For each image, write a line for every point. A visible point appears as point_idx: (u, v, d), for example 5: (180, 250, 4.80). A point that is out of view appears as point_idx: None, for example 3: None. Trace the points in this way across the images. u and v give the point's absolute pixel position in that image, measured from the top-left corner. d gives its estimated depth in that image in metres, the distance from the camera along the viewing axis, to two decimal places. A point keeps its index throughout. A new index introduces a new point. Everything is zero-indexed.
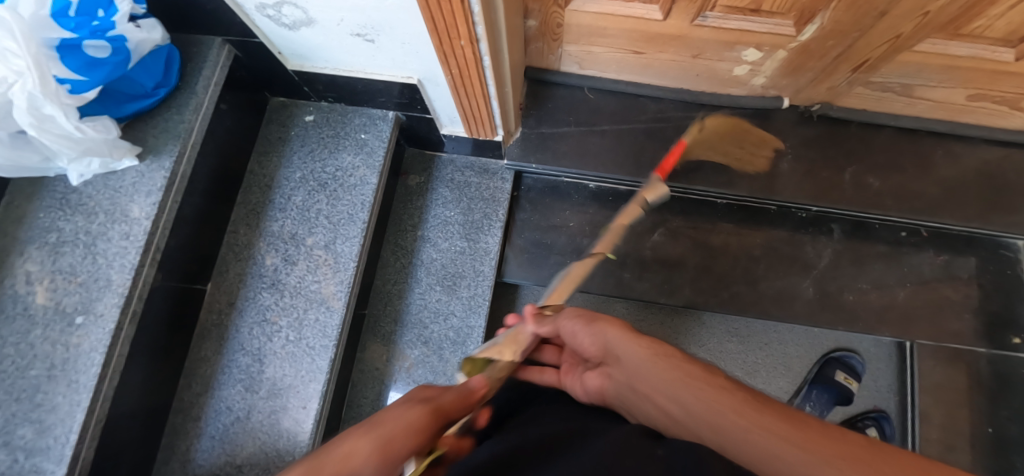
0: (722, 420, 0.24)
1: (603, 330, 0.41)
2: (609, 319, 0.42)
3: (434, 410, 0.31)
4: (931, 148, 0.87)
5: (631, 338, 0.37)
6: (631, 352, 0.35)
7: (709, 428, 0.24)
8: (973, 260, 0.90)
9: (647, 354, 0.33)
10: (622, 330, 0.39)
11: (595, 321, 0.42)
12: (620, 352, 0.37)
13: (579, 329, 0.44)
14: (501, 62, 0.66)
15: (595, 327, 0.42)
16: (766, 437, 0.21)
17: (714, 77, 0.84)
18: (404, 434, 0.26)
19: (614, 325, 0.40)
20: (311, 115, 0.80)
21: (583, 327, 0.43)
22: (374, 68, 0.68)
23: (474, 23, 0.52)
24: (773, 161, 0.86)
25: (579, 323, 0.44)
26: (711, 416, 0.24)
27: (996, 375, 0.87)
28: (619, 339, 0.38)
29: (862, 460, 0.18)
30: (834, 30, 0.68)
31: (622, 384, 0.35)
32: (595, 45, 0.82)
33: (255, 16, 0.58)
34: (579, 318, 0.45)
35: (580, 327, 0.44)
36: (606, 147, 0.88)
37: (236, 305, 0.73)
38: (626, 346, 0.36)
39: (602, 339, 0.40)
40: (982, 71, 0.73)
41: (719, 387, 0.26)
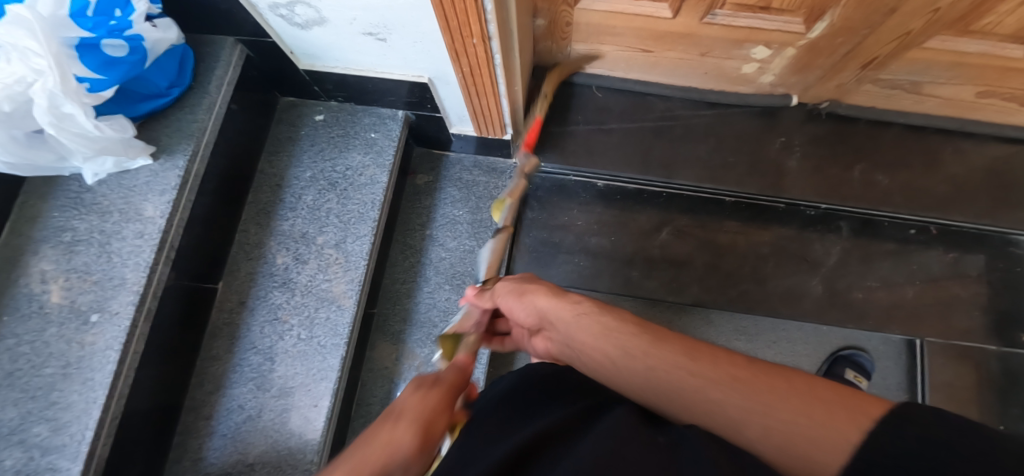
0: (678, 388, 0.31)
1: (539, 304, 0.47)
2: (537, 288, 0.49)
3: (448, 389, 0.35)
4: (940, 145, 0.87)
5: (566, 309, 0.44)
6: (574, 324, 0.42)
7: (667, 397, 0.32)
8: (983, 257, 0.90)
9: (592, 328, 0.40)
10: (551, 300, 0.46)
11: (527, 294, 0.49)
12: (561, 323, 0.44)
13: (513, 300, 0.50)
14: (512, 60, 0.66)
15: (526, 298, 0.49)
16: (706, 392, 0.30)
17: (722, 75, 0.85)
18: (433, 419, 0.31)
19: (543, 297, 0.47)
20: (321, 114, 0.80)
21: (517, 302, 0.50)
22: (385, 67, 0.68)
23: (486, 20, 0.52)
24: (781, 159, 0.86)
25: (512, 298, 0.50)
26: (662, 384, 0.32)
27: (1008, 373, 0.87)
28: (555, 310, 0.45)
29: (766, 388, 0.28)
30: (844, 27, 0.68)
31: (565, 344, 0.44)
32: (603, 44, 0.82)
33: (268, 16, 0.58)
34: (511, 290, 0.51)
35: (514, 301, 0.50)
36: (613, 146, 0.89)
37: (247, 304, 0.73)
38: (563, 315, 0.44)
39: (537, 310, 0.47)
40: (991, 68, 0.73)
41: (658, 355, 0.34)
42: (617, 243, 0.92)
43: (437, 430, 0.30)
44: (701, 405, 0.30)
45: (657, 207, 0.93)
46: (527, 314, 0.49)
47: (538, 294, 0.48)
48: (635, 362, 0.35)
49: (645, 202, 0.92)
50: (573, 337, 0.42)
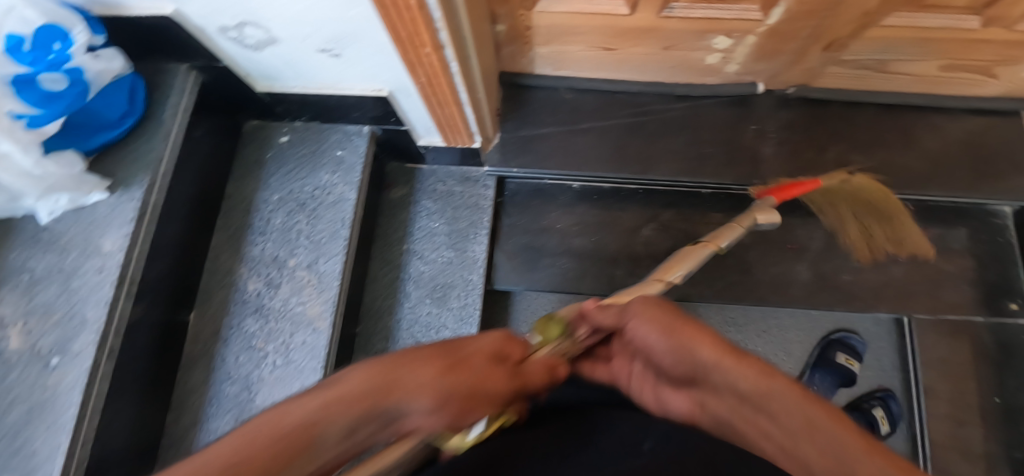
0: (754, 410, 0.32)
1: (692, 347, 0.37)
2: (679, 325, 0.40)
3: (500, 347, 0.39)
4: (913, 121, 0.86)
5: (731, 359, 0.34)
6: (731, 377, 0.34)
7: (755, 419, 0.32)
8: (964, 230, 0.90)
9: (753, 383, 0.32)
10: (717, 352, 0.35)
11: (676, 334, 0.39)
12: (715, 374, 0.35)
13: (657, 338, 0.42)
14: (472, 69, 0.66)
15: (671, 334, 0.40)
16: (780, 426, 0.29)
17: (689, 68, 0.83)
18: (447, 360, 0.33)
19: (703, 341, 0.37)
20: (287, 135, 0.78)
21: (659, 336, 0.41)
22: (344, 84, 0.67)
23: (436, 29, 0.52)
24: (756, 146, 0.84)
25: (654, 331, 0.42)
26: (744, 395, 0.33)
27: (1000, 344, 0.86)
28: (714, 359, 0.36)
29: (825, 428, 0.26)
30: (802, 11, 0.67)
31: (725, 397, 0.36)
32: (567, 44, 0.81)
33: (219, 40, 0.58)
34: (650, 318, 0.43)
35: (649, 331, 0.42)
36: (588, 146, 0.87)
37: (221, 334, 0.71)
38: (728, 368, 0.34)
39: (691, 357, 0.38)
40: (953, 41, 0.73)
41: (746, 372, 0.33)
42: (600, 243, 0.92)
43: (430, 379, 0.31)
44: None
45: (637, 203, 0.93)
46: (669, 355, 0.41)
47: (689, 330, 0.39)
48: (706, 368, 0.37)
49: (623, 199, 0.93)
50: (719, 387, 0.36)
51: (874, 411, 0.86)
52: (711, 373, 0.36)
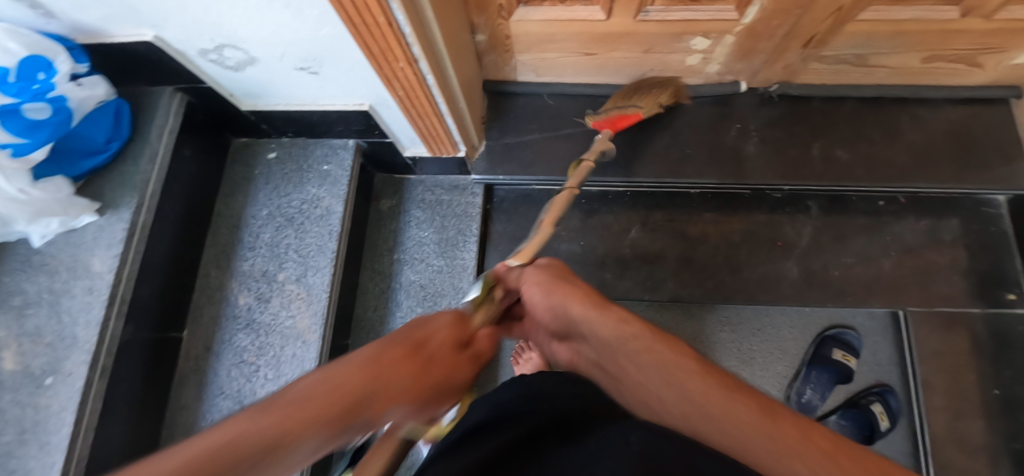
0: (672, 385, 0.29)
1: (590, 326, 0.40)
2: (567, 291, 0.47)
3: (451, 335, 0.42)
4: (896, 114, 0.86)
5: (599, 318, 0.41)
6: (603, 331, 0.39)
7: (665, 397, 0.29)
8: (955, 221, 0.89)
9: (623, 336, 0.36)
10: (583, 310, 0.43)
11: (554, 296, 0.47)
12: (586, 327, 0.42)
13: (541, 297, 0.50)
14: (449, 80, 0.67)
15: (550, 294, 0.48)
16: (704, 400, 0.27)
17: (669, 69, 0.84)
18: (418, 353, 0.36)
19: (576, 304, 0.44)
20: (274, 151, 0.79)
21: (541, 299, 0.49)
22: (325, 99, 0.68)
23: (408, 43, 0.53)
24: (739, 145, 0.85)
25: (539, 293, 0.49)
26: (659, 377, 0.31)
27: (997, 335, 0.85)
28: (578, 312, 0.43)
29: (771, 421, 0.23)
30: (775, 9, 0.68)
31: (596, 357, 0.40)
32: (547, 52, 0.81)
33: (200, 62, 0.60)
34: (539, 283, 0.51)
35: (539, 295, 0.50)
36: (572, 151, 0.88)
37: (213, 349, 0.72)
38: (596, 323, 0.40)
39: (565, 313, 0.46)
40: (931, 33, 0.73)
41: (676, 360, 0.31)
42: (588, 246, 0.92)
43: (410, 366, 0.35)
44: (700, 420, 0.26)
45: (623, 206, 0.93)
46: (553, 316, 0.48)
47: (572, 299, 0.45)
48: (631, 353, 0.34)
49: (611, 202, 0.93)
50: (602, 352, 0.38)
51: (873, 407, 0.86)
52: (608, 345, 0.38)
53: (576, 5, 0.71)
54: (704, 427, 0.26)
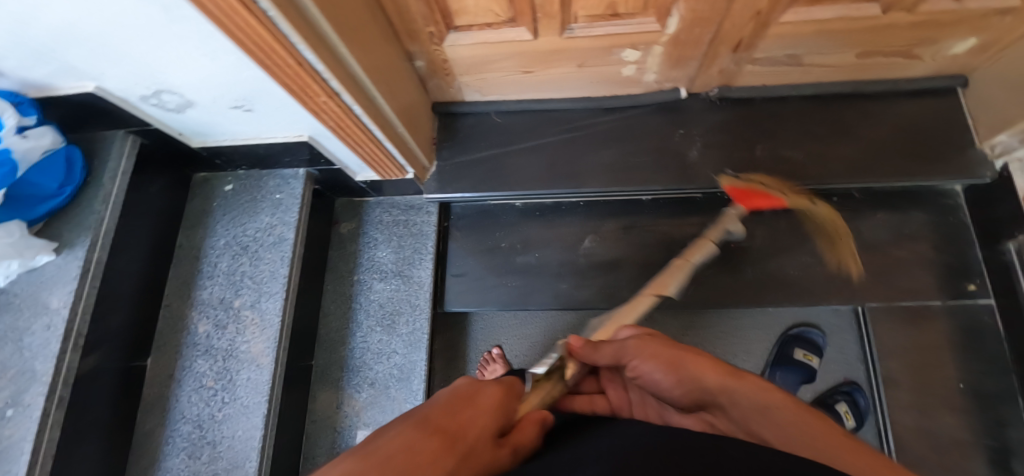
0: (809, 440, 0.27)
1: (698, 378, 0.38)
2: (695, 358, 0.39)
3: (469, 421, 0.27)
4: (840, 110, 0.86)
5: (738, 382, 0.34)
6: (733, 396, 0.34)
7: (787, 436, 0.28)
8: (913, 213, 0.88)
9: (758, 400, 0.32)
10: (720, 377, 0.36)
11: (682, 364, 0.39)
12: (715, 395, 0.36)
13: (654, 368, 0.42)
14: (382, 109, 0.71)
15: (680, 365, 0.40)
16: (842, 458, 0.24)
17: (609, 81, 0.85)
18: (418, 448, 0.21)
19: (709, 369, 0.37)
20: (230, 184, 0.83)
21: (666, 375, 0.41)
22: (267, 133, 0.71)
23: (324, 79, 0.58)
24: (682, 150, 0.86)
25: (661, 367, 0.41)
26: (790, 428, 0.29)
27: (961, 328, 0.83)
28: (718, 384, 0.36)
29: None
30: (694, 18, 0.69)
31: (735, 430, 0.34)
32: (486, 73, 0.83)
33: (143, 107, 0.64)
34: (654, 352, 0.43)
35: (659, 371, 0.41)
36: (521, 166, 0.88)
37: (174, 376, 0.76)
38: (727, 388, 0.35)
39: (698, 385, 0.37)
40: (858, 30, 0.73)
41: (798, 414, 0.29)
42: (544, 258, 0.93)
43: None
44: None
45: (577, 216, 0.94)
46: (672, 387, 0.40)
47: (691, 358, 0.39)
48: (756, 406, 0.32)
49: (564, 213, 0.95)
50: (736, 424, 0.34)
51: (838, 406, 0.86)
52: (725, 400, 0.35)
53: (503, 28, 0.73)
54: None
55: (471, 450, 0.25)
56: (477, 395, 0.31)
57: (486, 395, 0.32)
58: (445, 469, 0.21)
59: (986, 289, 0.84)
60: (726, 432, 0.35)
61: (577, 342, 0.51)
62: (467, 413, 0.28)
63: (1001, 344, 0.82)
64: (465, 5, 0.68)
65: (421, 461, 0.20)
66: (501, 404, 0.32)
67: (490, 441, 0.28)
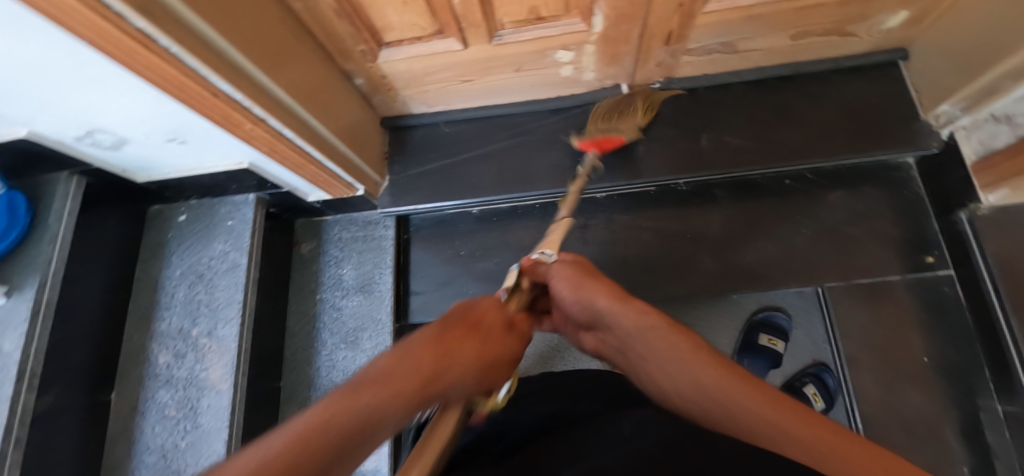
0: (685, 367, 0.40)
1: (594, 301, 0.50)
2: (594, 283, 0.52)
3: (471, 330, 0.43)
4: (783, 93, 0.87)
5: (625, 309, 0.48)
6: (629, 324, 0.47)
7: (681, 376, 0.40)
8: (866, 190, 0.88)
9: (646, 327, 0.45)
10: (610, 303, 0.49)
11: (583, 290, 0.52)
12: (608, 317, 0.49)
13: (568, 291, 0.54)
14: (317, 130, 0.72)
15: (582, 290, 0.52)
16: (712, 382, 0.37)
17: (549, 83, 0.85)
18: (445, 339, 0.40)
19: (604, 296, 0.50)
20: (184, 214, 0.85)
21: (570, 293, 0.53)
22: (209, 162, 0.73)
23: (245, 107, 0.59)
24: (628, 145, 0.86)
25: (568, 288, 0.54)
26: (676, 362, 0.41)
27: (922, 301, 0.84)
28: (607, 307, 0.49)
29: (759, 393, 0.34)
30: (619, 15, 0.70)
31: (619, 341, 0.49)
32: (427, 85, 0.84)
33: (81, 148, 0.65)
34: (568, 279, 0.54)
35: (568, 292, 0.54)
36: (471, 174, 0.89)
37: (138, 408, 0.77)
38: (622, 316, 0.48)
39: (591, 305, 0.51)
40: (785, 14, 0.73)
41: (678, 344, 0.42)
42: (503, 263, 0.94)
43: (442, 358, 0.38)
44: (714, 408, 0.35)
45: (534, 218, 0.95)
46: (582, 309, 0.53)
47: (592, 286, 0.51)
48: (652, 340, 0.44)
49: (521, 216, 0.95)
50: (625, 338, 0.47)
51: (807, 389, 0.87)
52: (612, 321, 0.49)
53: (433, 40, 0.73)
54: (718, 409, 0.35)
55: (483, 344, 0.43)
56: (486, 310, 0.46)
57: (484, 310, 0.46)
58: (460, 352, 0.40)
59: (945, 261, 0.84)
60: (614, 343, 0.50)
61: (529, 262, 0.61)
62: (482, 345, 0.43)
63: (963, 314, 0.82)
64: (390, 21, 0.69)
65: (434, 350, 0.38)
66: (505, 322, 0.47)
67: (497, 330, 0.45)
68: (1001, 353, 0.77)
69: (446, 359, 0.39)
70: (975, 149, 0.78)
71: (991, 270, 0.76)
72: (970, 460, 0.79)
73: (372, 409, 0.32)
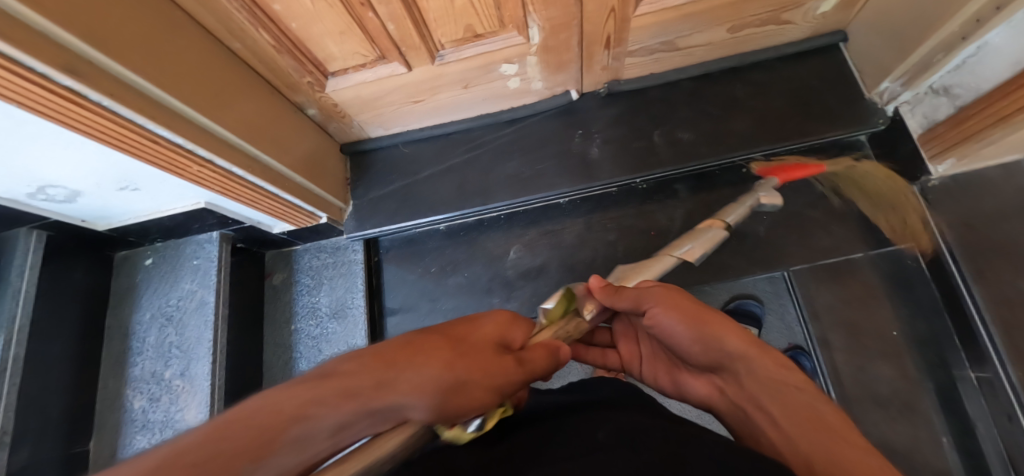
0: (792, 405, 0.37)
1: (719, 337, 0.43)
2: (718, 320, 0.44)
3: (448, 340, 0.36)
4: (730, 84, 0.88)
5: (742, 338, 0.43)
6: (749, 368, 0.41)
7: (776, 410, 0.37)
8: (822, 172, 0.90)
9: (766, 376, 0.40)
10: (742, 344, 0.42)
11: (705, 328, 0.44)
12: (731, 359, 0.42)
13: (682, 332, 0.46)
14: (270, 164, 0.73)
15: (705, 328, 0.44)
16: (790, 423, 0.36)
17: (499, 96, 0.87)
18: (410, 345, 0.33)
19: (733, 335, 0.42)
20: (151, 257, 0.85)
21: (688, 330, 0.45)
22: (167, 205, 0.74)
23: (189, 150, 0.60)
24: (583, 149, 0.88)
25: (682, 325, 0.46)
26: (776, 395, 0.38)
27: (886, 276, 0.86)
28: (732, 347, 0.42)
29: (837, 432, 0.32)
30: (554, 25, 0.71)
31: (736, 386, 0.43)
32: (379, 109, 0.85)
33: (36, 204, 0.66)
34: (678, 317, 0.46)
35: (679, 329, 0.46)
36: (432, 191, 0.90)
37: (116, 456, 0.77)
38: (742, 356, 0.42)
39: (716, 347, 0.43)
40: (718, 8, 0.75)
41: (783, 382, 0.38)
42: (473, 276, 0.94)
43: (393, 357, 0.31)
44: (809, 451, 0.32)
45: (500, 229, 0.96)
46: (703, 353, 0.45)
47: (716, 320, 0.44)
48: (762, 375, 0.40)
49: (487, 228, 0.96)
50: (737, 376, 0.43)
51: None
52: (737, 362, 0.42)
53: (377, 65, 0.75)
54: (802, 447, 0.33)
55: (457, 351, 0.35)
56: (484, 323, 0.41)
57: (483, 324, 0.41)
58: (420, 360, 0.32)
59: (905, 234, 0.86)
60: (735, 391, 0.43)
61: (597, 285, 0.55)
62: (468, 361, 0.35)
63: (929, 287, 0.83)
64: (331, 51, 0.71)
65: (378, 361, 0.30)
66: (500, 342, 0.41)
67: (487, 342, 0.39)
68: (966, 321, 0.78)
69: (411, 369, 0.31)
70: (919, 122, 0.80)
71: (947, 239, 0.78)
72: (948, 428, 0.80)
73: (309, 413, 0.25)
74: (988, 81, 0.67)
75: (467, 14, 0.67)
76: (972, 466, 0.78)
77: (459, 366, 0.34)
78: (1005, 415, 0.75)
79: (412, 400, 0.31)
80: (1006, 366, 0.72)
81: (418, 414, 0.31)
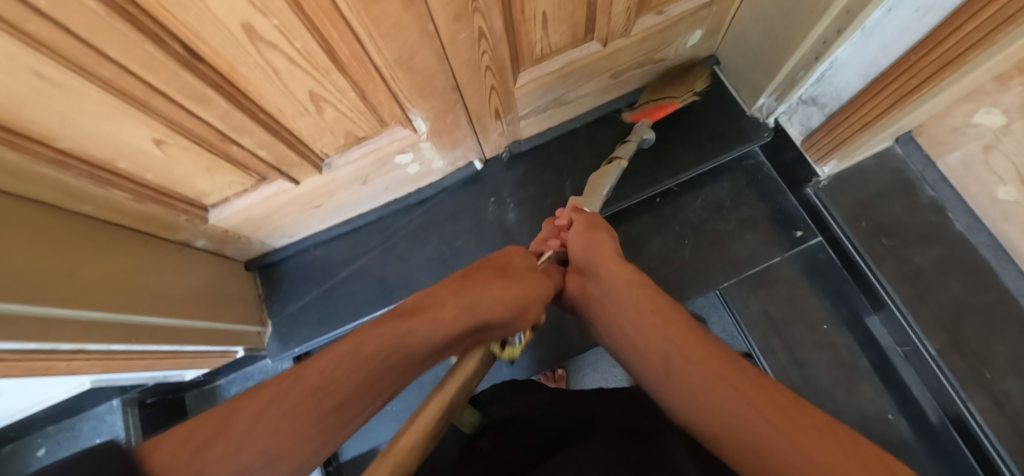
0: (728, 404, 0.33)
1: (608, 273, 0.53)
2: (606, 241, 0.58)
3: (496, 272, 0.52)
4: (624, 123, 0.91)
5: (637, 296, 0.48)
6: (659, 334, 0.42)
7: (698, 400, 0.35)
8: (726, 186, 0.96)
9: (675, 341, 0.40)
10: (612, 258, 0.55)
11: (596, 238, 0.59)
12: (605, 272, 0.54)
13: (578, 236, 0.61)
14: (163, 323, 0.66)
15: (595, 239, 0.59)
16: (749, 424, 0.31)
17: (402, 183, 0.85)
18: (493, 298, 0.47)
19: (607, 252, 0.56)
20: (43, 446, 0.74)
21: (590, 245, 0.58)
22: (45, 395, 0.65)
23: (51, 348, 0.52)
24: (500, 216, 0.87)
25: (585, 235, 0.60)
26: (703, 378, 0.35)
27: (805, 271, 0.92)
28: (608, 262, 0.54)
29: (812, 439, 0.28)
30: (437, 112, 0.70)
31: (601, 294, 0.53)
32: (278, 223, 0.80)
33: None
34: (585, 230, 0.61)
35: (582, 238, 0.60)
36: (355, 292, 0.87)
37: None
38: (608, 267, 0.54)
39: (593, 256, 0.57)
40: (593, 64, 0.76)
41: (704, 356, 0.37)
42: None
43: (473, 310, 0.45)
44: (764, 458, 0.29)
45: None
46: (581, 250, 0.59)
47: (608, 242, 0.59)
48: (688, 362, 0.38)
49: None
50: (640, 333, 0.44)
51: None
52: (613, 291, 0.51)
53: (261, 186, 0.70)
54: (785, 467, 0.28)
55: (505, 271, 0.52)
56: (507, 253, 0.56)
57: (517, 256, 0.56)
58: (493, 287, 0.48)
59: (812, 230, 0.92)
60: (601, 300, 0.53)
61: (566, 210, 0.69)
62: (342, 362, 0.33)
63: (840, 273, 0.90)
64: (203, 187, 0.66)
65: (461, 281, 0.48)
66: (529, 265, 0.56)
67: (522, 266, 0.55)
68: (875, 297, 0.84)
69: (482, 293, 0.47)
70: (798, 129, 0.86)
71: (849, 235, 0.84)
72: (891, 403, 0.84)
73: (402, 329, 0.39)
74: (846, 91, 0.73)
75: (343, 123, 0.64)
76: (924, 432, 0.81)
77: (523, 297, 0.50)
78: (933, 381, 0.77)
79: (490, 320, 0.46)
80: (924, 341, 0.76)
81: (490, 325, 0.46)
